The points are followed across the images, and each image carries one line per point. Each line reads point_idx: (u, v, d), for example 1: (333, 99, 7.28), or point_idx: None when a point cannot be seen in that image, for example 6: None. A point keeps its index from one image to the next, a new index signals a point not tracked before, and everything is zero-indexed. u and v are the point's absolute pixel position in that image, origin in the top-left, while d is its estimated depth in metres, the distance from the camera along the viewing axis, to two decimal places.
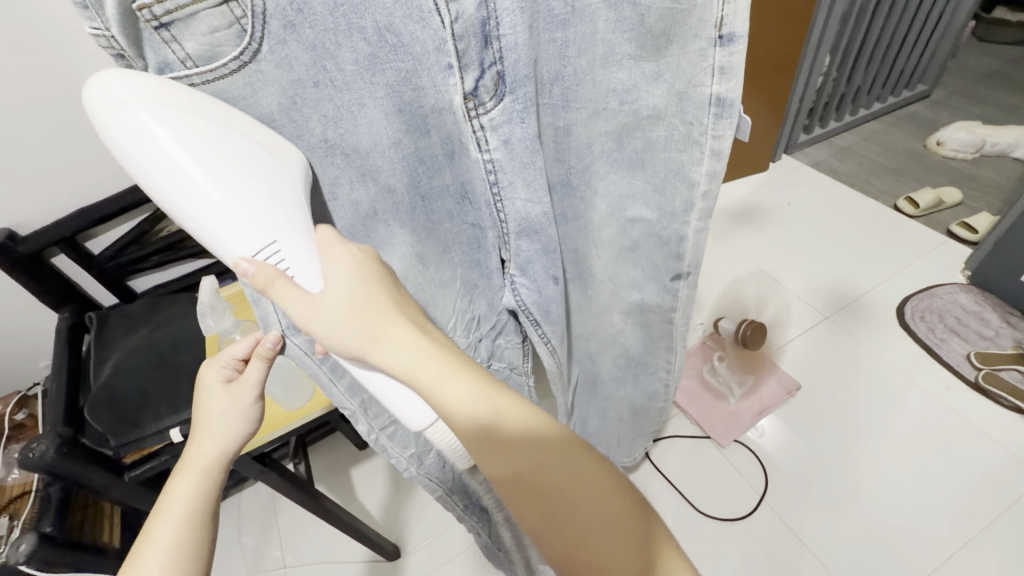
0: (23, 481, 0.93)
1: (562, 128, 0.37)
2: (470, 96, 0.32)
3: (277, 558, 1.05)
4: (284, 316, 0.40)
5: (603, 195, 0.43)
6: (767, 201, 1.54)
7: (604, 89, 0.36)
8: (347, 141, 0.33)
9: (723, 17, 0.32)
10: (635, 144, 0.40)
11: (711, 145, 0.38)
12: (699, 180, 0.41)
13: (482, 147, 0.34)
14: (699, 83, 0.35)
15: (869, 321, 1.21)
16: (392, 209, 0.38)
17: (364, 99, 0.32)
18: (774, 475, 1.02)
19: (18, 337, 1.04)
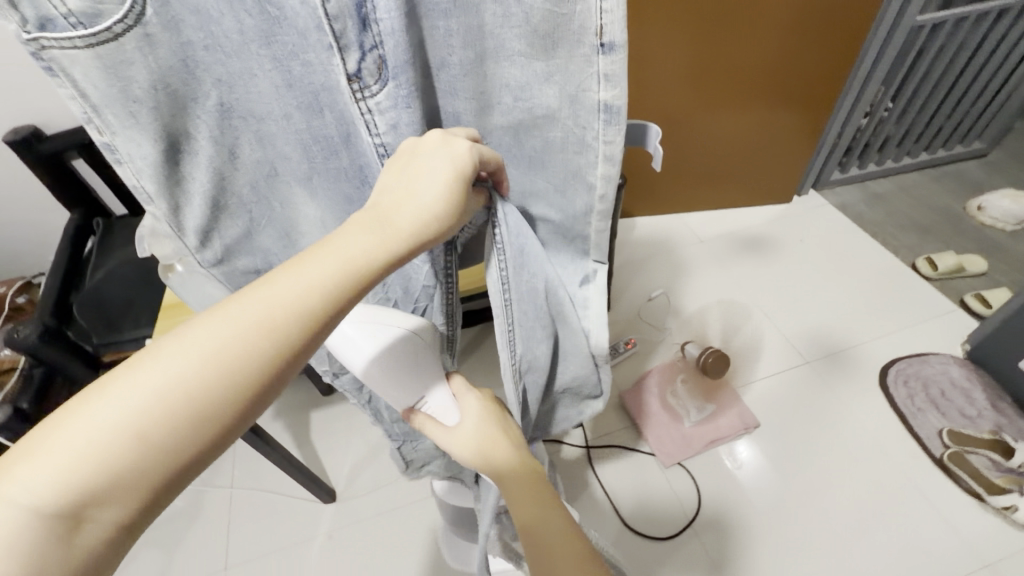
0: (13, 359, 1.02)
1: (452, 114, 0.41)
2: (353, 77, 0.34)
3: (226, 478, 1.12)
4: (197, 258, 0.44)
5: (505, 186, 0.46)
6: (781, 233, 1.49)
7: (497, 83, 0.39)
8: (242, 103, 0.36)
9: (602, 26, 0.34)
10: (533, 142, 0.42)
11: (603, 150, 0.40)
12: (596, 184, 0.43)
13: (373, 131, 0.37)
14: (587, 88, 0.37)
15: (849, 375, 1.18)
16: (292, 172, 0.41)
17: (255, 70, 0.35)
18: (708, 503, 1.02)
19: (34, 228, 1.13)
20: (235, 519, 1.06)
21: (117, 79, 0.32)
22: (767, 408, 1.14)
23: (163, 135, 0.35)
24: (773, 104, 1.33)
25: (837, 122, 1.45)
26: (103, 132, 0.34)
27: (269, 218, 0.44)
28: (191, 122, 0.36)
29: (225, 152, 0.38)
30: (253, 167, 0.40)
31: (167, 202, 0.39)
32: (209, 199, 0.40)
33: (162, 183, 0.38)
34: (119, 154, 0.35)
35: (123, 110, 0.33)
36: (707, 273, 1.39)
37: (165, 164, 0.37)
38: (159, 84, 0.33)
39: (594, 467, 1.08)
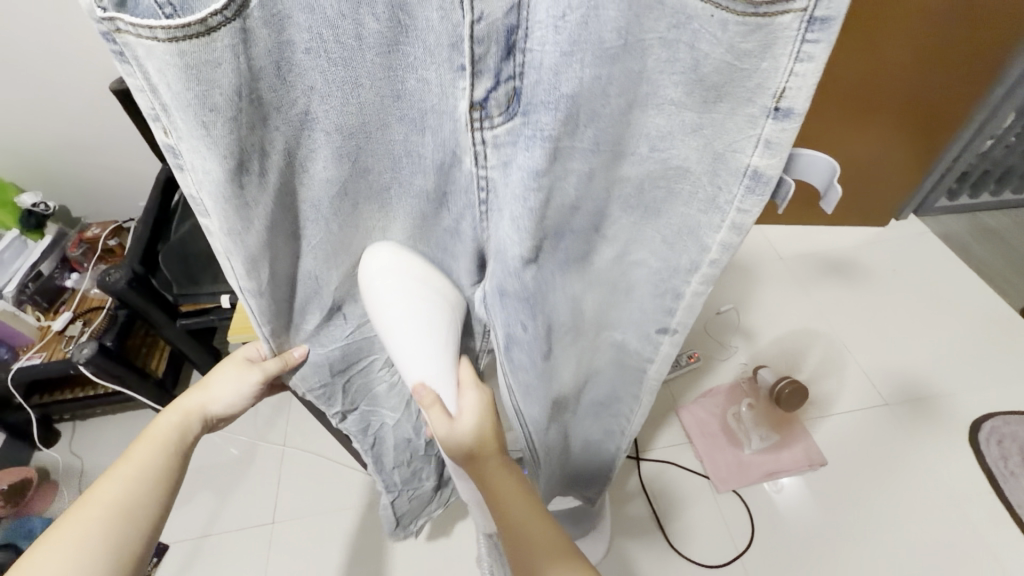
0: (101, 299, 1.09)
1: (584, 172, 0.36)
2: (478, 105, 0.32)
3: (279, 436, 1.16)
4: (240, 283, 0.36)
5: (610, 240, 0.42)
6: (872, 260, 1.37)
7: (637, 133, 0.35)
8: (331, 118, 0.31)
9: (785, 89, 0.29)
10: (659, 192, 0.38)
11: (733, 217, 0.36)
12: (710, 248, 0.39)
13: (480, 161, 0.36)
14: (740, 149, 0.33)
15: (934, 423, 1.08)
16: (370, 192, 0.37)
17: (361, 79, 0.30)
18: (761, 537, 0.97)
19: (128, 175, 1.18)
20: (283, 477, 1.10)
21: (198, 81, 0.26)
22: (838, 447, 1.06)
23: (237, 152, 0.30)
24: (886, 121, 1.22)
25: (956, 147, 1.31)
26: (170, 132, 0.29)
27: (322, 239, 0.39)
28: (267, 137, 0.31)
29: (294, 167, 0.33)
30: (322, 186, 0.35)
31: (233, 222, 0.32)
32: (269, 219, 0.34)
33: (225, 201, 0.31)
34: (183, 161, 0.30)
35: (199, 120, 0.27)
36: (784, 293, 1.31)
37: (232, 187, 0.31)
38: (246, 92, 0.28)
39: (641, 480, 1.04)
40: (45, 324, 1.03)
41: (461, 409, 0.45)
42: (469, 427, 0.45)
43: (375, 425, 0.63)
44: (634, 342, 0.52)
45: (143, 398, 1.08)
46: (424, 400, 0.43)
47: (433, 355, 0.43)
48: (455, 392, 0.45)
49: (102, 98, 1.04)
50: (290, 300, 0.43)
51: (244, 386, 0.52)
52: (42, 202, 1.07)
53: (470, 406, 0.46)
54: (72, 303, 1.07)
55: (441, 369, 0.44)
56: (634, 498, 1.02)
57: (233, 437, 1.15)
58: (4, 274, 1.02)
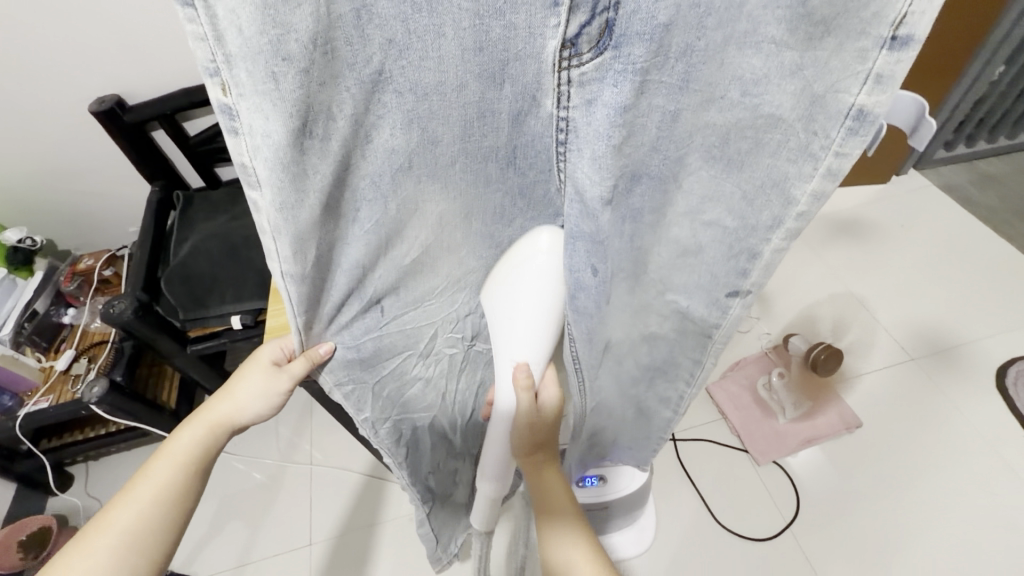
0: (102, 332, 1.04)
1: (671, 112, 0.32)
2: (568, 43, 0.27)
3: (305, 454, 1.12)
4: (282, 263, 0.32)
5: (686, 193, 0.39)
6: (879, 217, 1.37)
7: (728, 74, 0.31)
8: (406, 74, 0.28)
9: (907, 15, 0.26)
10: (740, 144, 0.34)
11: (830, 163, 0.32)
12: (799, 199, 0.35)
13: (561, 103, 0.30)
14: (845, 89, 0.29)
15: (961, 375, 1.09)
16: (428, 160, 0.33)
17: (445, 28, 0.27)
18: (806, 505, 0.97)
19: (116, 200, 1.12)
20: (315, 497, 1.07)
21: (274, 25, 0.23)
22: (871, 407, 1.06)
23: (304, 110, 0.27)
24: None
25: (953, 98, 1.32)
26: (228, 90, 0.25)
27: (376, 220, 0.35)
28: (336, 95, 0.27)
29: (359, 134, 0.30)
30: (383, 156, 0.32)
31: (287, 191, 0.29)
32: (325, 190, 0.31)
33: (282, 168, 0.28)
34: (240, 125, 0.26)
35: (265, 71, 0.24)
36: (798, 258, 1.30)
37: (293, 153, 0.28)
38: (320, 41, 0.25)
39: (681, 462, 1.03)
40: (47, 365, 0.98)
41: (543, 397, 0.51)
42: (551, 417, 0.52)
43: (407, 430, 0.60)
44: (701, 309, 0.47)
45: (159, 430, 1.03)
46: (520, 380, 0.47)
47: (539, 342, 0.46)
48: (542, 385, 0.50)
49: (81, 121, 0.99)
50: (329, 291, 0.38)
51: (273, 395, 0.48)
52: (28, 237, 1.02)
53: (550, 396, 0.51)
54: (73, 340, 1.02)
55: (539, 357, 0.47)
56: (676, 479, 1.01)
57: (258, 461, 1.11)
58: None
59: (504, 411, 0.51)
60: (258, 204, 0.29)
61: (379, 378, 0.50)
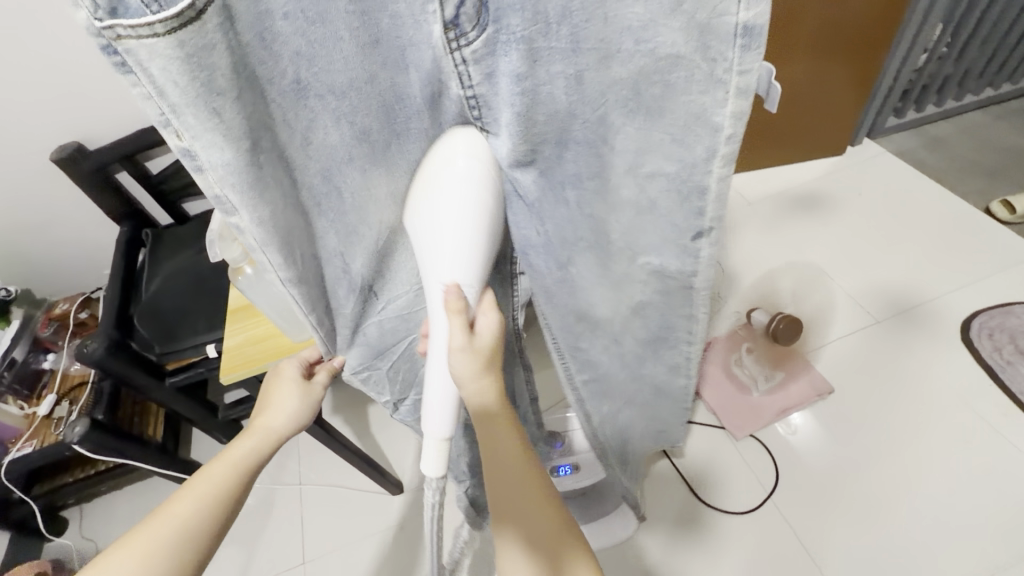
0: (82, 374, 1.06)
1: (573, 77, 0.30)
2: (450, 25, 0.28)
3: (295, 475, 1.13)
4: (281, 275, 0.34)
5: (621, 151, 0.35)
6: (837, 188, 1.41)
7: (616, 26, 0.29)
8: (324, 81, 0.28)
9: None
10: (654, 90, 0.31)
11: (735, 82, 0.29)
12: (723, 125, 0.31)
13: (464, 83, 0.31)
14: (723, 10, 0.27)
15: (926, 331, 1.11)
16: (369, 155, 0.32)
17: (341, 32, 0.27)
18: (786, 475, 0.98)
19: (87, 244, 1.15)
20: (307, 515, 1.08)
21: (200, 70, 0.24)
22: (840, 370, 1.09)
23: (249, 133, 0.27)
24: (824, 55, 1.25)
25: (892, 66, 1.37)
26: (182, 135, 0.26)
27: (339, 217, 0.35)
28: (277, 109, 0.28)
29: (298, 139, 0.30)
30: (324, 154, 0.31)
31: (264, 210, 0.30)
32: (287, 198, 0.32)
33: (253, 193, 0.29)
34: (202, 163, 0.27)
35: (210, 110, 0.25)
36: (761, 236, 1.33)
37: (256, 174, 0.29)
38: (238, 67, 0.26)
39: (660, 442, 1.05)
40: (30, 411, 1.00)
41: (478, 326, 0.42)
42: (490, 345, 0.42)
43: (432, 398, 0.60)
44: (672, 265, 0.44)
45: (146, 465, 1.04)
46: (451, 305, 0.39)
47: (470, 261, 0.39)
48: (474, 312, 0.41)
49: (45, 173, 1.01)
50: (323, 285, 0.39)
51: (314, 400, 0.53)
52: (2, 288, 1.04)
53: (489, 326, 0.42)
54: (54, 384, 1.04)
55: (473, 277, 0.39)
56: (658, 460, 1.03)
57: None
58: None
59: (439, 353, 0.42)
60: (241, 226, 0.31)
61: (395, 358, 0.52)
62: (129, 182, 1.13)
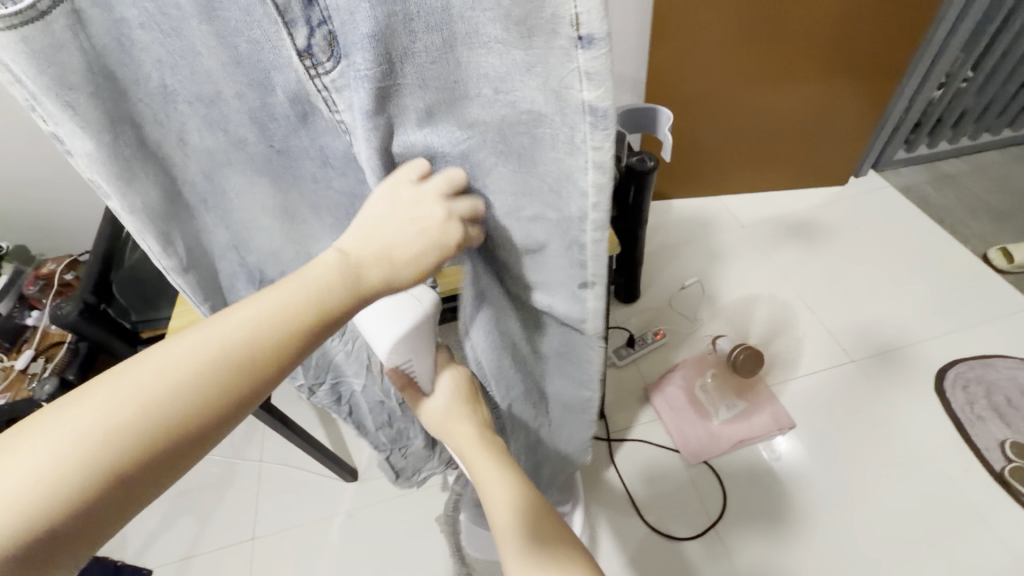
0: (61, 334, 1.09)
1: (429, 113, 0.32)
2: (304, 54, 0.29)
3: (257, 451, 1.16)
4: (160, 257, 0.41)
5: (497, 193, 0.37)
6: (834, 219, 1.38)
7: (473, 73, 0.30)
8: (186, 89, 0.33)
9: (578, 15, 0.26)
10: (521, 140, 0.34)
11: (592, 157, 0.32)
12: (588, 191, 0.35)
13: (331, 108, 0.32)
14: (570, 85, 0.29)
15: (901, 376, 1.09)
16: (248, 160, 0.38)
17: (195, 48, 0.31)
18: (734, 505, 0.97)
19: (80, 207, 1.18)
20: (262, 492, 1.10)
21: (51, 66, 0.28)
22: (806, 406, 1.07)
23: (107, 125, 0.32)
24: (833, 80, 1.20)
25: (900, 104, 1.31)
26: (47, 121, 0.31)
27: (219, 209, 0.41)
28: (145, 107, 0.34)
29: (172, 138, 0.36)
30: (198, 153, 0.37)
31: (135, 198, 0.36)
32: (157, 181, 0.37)
33: (119, 178, 0.34)
34: (69, 147, 0.32)
35: (66, 101, 0.29)
36: (748, 261, 1.31)
37: (119, 162, 0.34)
38: (96, 65, 0.30)
39: (611, 459, 1.04)
40: (7, 364, 1.04)
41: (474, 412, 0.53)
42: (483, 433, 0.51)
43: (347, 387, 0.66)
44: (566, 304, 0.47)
45: None
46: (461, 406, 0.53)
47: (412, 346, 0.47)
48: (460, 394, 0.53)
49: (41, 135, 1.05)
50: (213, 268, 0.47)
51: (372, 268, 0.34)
52: None
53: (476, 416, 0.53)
54: (33, 340, 1.08)
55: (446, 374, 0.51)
56: (609, 477, 1.02)
57: (210, 456, 1.16)
58: None
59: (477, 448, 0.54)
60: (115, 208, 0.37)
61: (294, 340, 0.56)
62: None
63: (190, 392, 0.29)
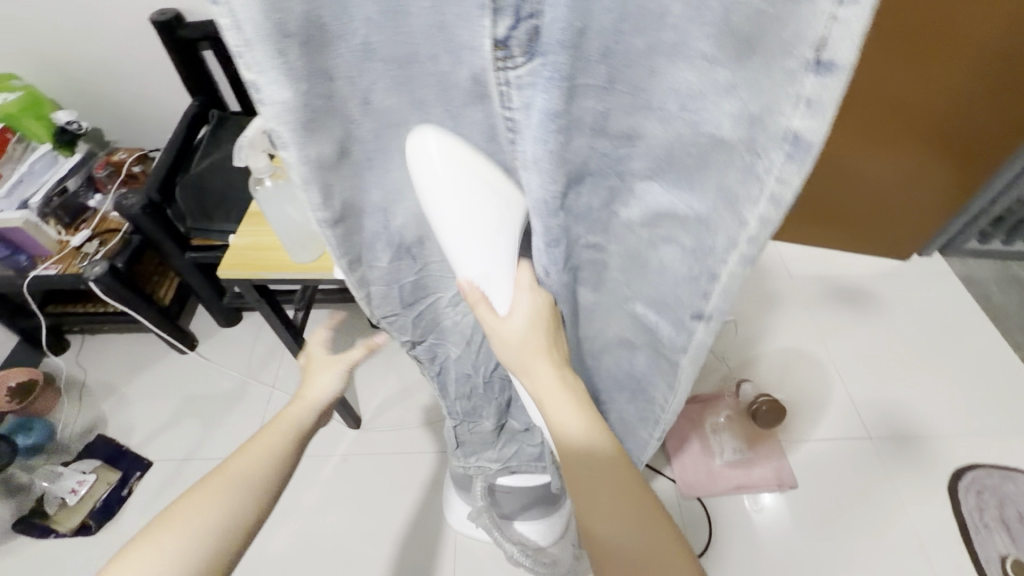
0: (117, 223, 1.13)
1: (600, 113, 0.33)
2: (500, 45, 0.29)
3: (271, 377, 1.19)
4: (316, 213, 0.37)
5: (640, 198, 0.38)
6: (887, 292, 1.34)
7: (663, 85, 0.31)
8: (393, 58, 0.30)
9: (825, 39, 0.25)
10: (688, 160, 0.34)
11: (771, 188, 0.31)
12: (748, 222, 0.33)
13: (504, 103, 0.32)
14: (779, 109, 0.28)
15: (916, 466, 1.06)
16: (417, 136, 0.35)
17: (407, 7, 0.28)
18: (716, 547, 0.98)
19: (160, 106, 1.21)
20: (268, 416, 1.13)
21: (273, 11, 0.26)
22: (813, 471, 1.05)
23: (307, 77, 0.29)
24: (927, 153, 1.15)
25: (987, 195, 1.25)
26: (248, 68, 0.28)
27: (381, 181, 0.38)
28: (342, 58, 0.30)
29: (360, 99, 0.32)
30: (380, 115, 0.34)
31: (311, 147, 0.33)
32: (338, 143, 0.34)
33: (302, 130, 0.32)
34: (263, 96, 0.29)
35: (274, 50, 0.27)
36: (789, 313, 1.29)
37: (308, 120, 0.31)
38: (313, 18, 0.27)
39: None
40: (65, 239, 1.09)
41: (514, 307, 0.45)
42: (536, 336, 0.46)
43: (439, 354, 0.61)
44: (668, 329, 0.48)
45: (146, 320, 1.12)
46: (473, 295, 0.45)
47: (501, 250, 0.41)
48: (509, 292, 0.44)
49: (142, 30, 1.07)
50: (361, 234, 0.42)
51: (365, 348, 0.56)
52: (75, 121, 1.10)
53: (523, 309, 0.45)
54: (92, 222, 1.12)
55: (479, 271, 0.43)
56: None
57: (228, 370, 1.20)
58: (32, 185, 1.06)
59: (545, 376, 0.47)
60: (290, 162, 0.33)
61: (420, 315, 0.54)
62: (211, 59, 1.18)
63: (264, 469, 0.45)
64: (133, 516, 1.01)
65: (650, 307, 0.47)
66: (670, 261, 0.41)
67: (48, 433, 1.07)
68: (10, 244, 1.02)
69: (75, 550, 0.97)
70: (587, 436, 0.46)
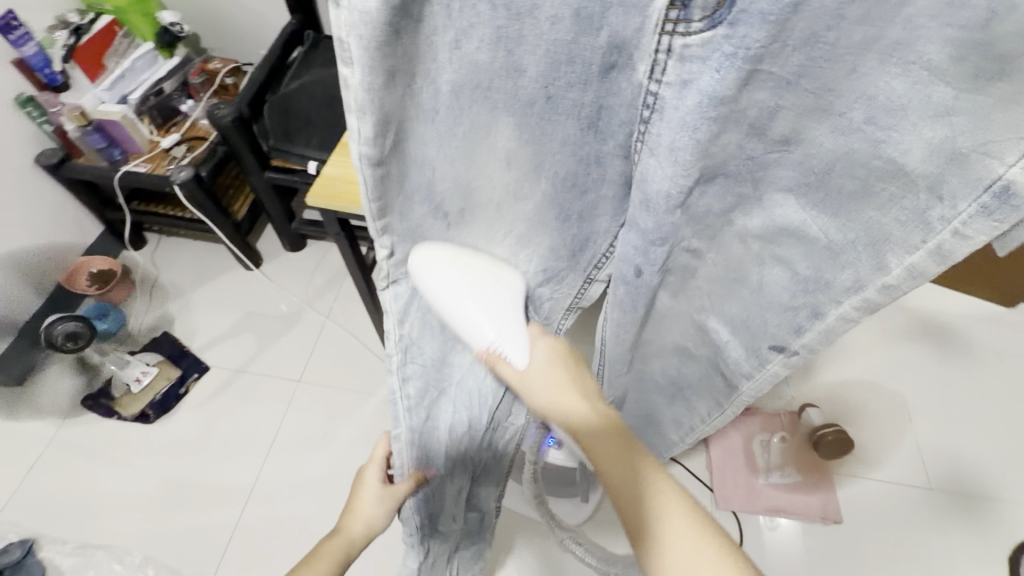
0: (205, 131, 1.14)
1: (768, 109, 0.30)
2: (679, 5, 0.26)
3: (326, 307, 1.21)
4: (361, 147, 0.30)
5: (763, 214, 0.37)
6: (983, 337, 1.21)
7: (858, 88, 0.28)
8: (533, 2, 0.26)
9: None
10: (845, 181, 0.32)
11: (943, 239, 0.31)
12: (892, 269, 0.34)
13: (654, 76, 0.29)
14: (995, 153, 0.27)
15: (976, 526, 0.99)
16: (509, 96, 0.31)
17: None
18: None
19: (257, 20, 1.20)
20: (318, 344, 1.16)
21: None
22: (862, 509, 1.00)
23: None
24: None
25: None
26: None
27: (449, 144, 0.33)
28: None
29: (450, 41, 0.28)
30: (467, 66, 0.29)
31: (380, 72, 0.27)
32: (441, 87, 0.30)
33: (380, 44, 0.26)
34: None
35: None
36: (866, 341, 1.19)
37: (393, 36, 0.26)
38: None
39: None
40: (155, 139, 1.11)
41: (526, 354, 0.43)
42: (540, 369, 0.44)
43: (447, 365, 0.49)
44: (738, 351, 0.48)
45: (219, 231, 1.15)
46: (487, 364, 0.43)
47: (504, 322, 0.42)
48: (522, 341, 0.43)
49: None
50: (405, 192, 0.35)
51: (386, 503, 0.59)
52: (178, 24, 1.10)
53: (539, 357, 0.44)
54: (182, 127, 1.14)
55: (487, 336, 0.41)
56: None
57: (287, 295, 1.23)
58: (133, 82, 1.08)
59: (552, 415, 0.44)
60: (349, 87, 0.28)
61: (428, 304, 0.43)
62: None
63: None
64: (185, 414, 1.06)
65: (724, 323, 0.47)
66: (772, 284, 0.41)
67: (118, 322, 1.12)
68: (106, 136, 1.05)
69: (129, 435, 1.03)
70: (557, 403, 0.43)
